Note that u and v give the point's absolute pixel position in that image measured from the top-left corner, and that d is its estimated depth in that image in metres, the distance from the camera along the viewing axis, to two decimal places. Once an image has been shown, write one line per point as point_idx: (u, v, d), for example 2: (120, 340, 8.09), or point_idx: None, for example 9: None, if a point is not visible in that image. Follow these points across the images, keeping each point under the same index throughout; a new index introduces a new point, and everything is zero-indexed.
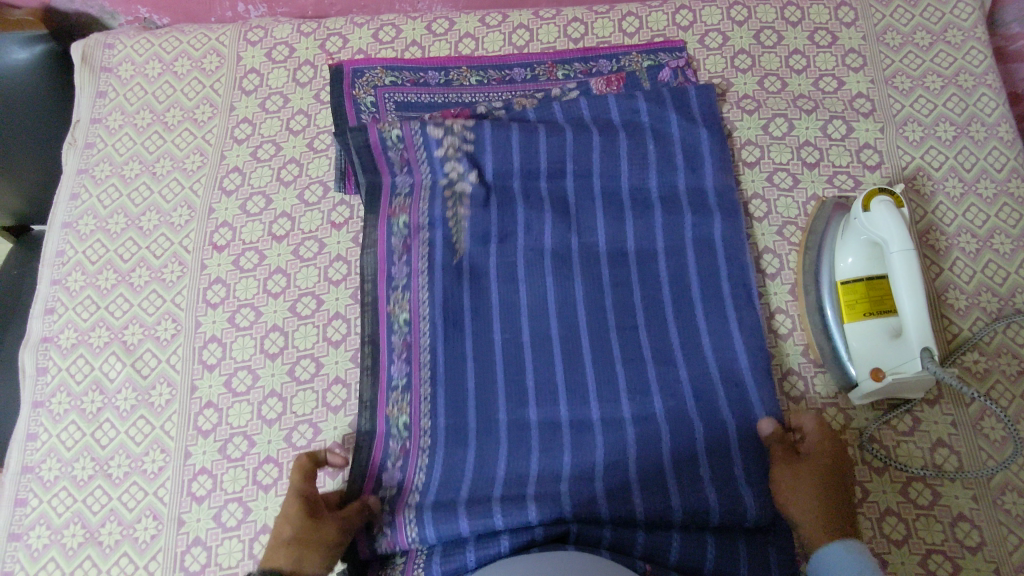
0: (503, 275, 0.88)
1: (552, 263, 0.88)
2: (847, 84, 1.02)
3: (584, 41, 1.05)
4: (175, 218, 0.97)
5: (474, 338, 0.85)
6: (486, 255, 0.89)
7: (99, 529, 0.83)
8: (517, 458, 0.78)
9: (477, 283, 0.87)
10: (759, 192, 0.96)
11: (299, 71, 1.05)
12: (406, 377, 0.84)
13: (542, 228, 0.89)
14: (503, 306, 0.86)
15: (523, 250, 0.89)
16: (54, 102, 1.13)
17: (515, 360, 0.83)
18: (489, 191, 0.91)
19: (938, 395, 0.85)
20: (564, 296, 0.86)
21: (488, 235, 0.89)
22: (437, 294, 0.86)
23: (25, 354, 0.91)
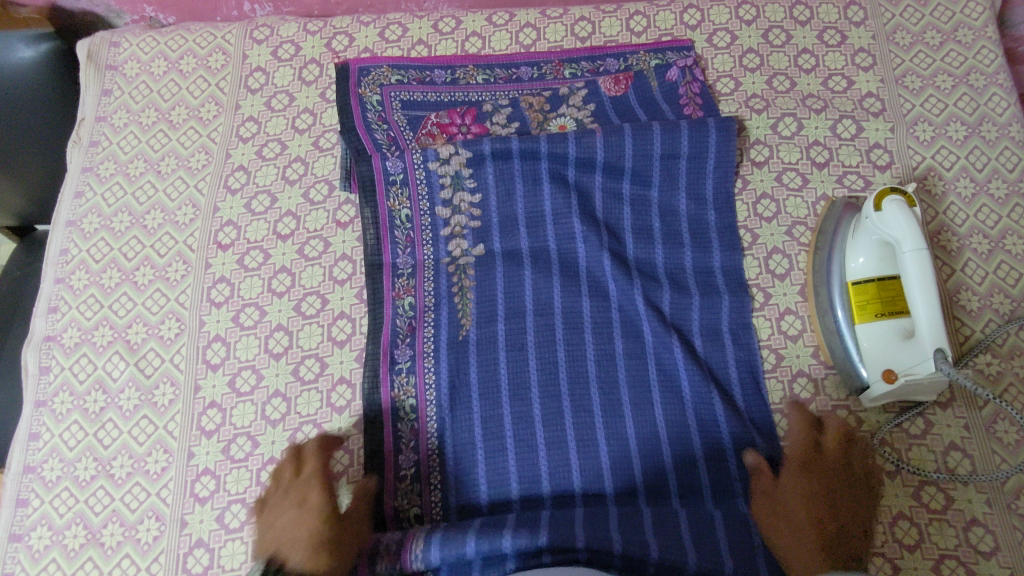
0: (512, 345, 0.86)
1: (562, 328, 0.86)
2: (856, 83, 1.01)
3: (591, 40, 1.05)
4: (179, 217, 0.96)
5: (484, 420, 0.83)
6: (494, 331, 0.86)
7: (101, 531, 0.82)
8: None
9: (485, 360, 0.85)
10: (769, 192, 0.95)
11: (304, 70, 1.05)
12: (414, 467, 0.81)
13: (553, 294, 0.88)
14: (512, 380, 0.84)
15: (533, 323, 0.87)
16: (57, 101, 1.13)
17: (523, 447, 0.81)
18: (496, 259, 0.90)
19: (950, 398, 0.84)
20: (575, 363, 0.85)
21: (496, 310, 0.87)
22: (443, 376, 0.85)
23: (28, 353, 0.91)
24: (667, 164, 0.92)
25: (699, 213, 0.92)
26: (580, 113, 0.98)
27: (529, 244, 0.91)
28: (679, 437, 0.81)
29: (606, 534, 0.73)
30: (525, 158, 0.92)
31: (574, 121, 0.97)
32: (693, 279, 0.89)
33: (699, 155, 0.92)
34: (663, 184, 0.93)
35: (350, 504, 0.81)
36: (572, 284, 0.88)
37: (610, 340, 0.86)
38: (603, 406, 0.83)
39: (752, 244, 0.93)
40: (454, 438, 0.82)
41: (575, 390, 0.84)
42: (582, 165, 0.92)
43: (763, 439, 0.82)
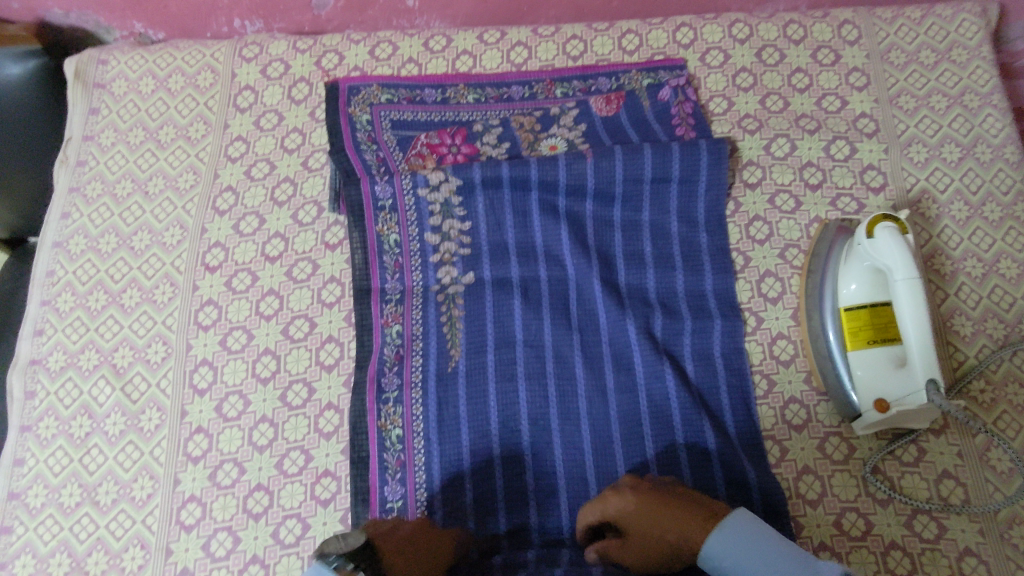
0: (501, 376, 0.85)
1: (552, 361, 0.86)
2: (850, 103, 1.00)
3: (583, 59, 1.04)
4: (167, 238, 0.96)
5: (473, 454, 0.82)
6: (483, 362, 0.86)
7: (85, 559, 0.81)
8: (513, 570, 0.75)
9: (474, 392, 0.84)
10: (762, 214, 0.94)
11: (294, 88, 1.04)
12: (401, 500, 0.81)
13: (542, 325, 0.87)
14: (501, 410, 0.83)
15: (522, 354, 0.86)
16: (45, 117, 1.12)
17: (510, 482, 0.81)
18: (486, 287, 0.90)
19: (943, 425, 0.83)
20: (565, 394, 0.84)
21: (485, 341, 0.87)
22: (431, 408, 0.84)
23: (13, 377, 0.90)
24: (658, 187, 0.92)
25: (690, 235, 0.91)
26: (572, 133, 0.97)
27: (519, 272, 0.90)
28: (669, 466, 0.81)
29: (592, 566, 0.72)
30: (515, 187, 0.92)
31: (565, 142, 0.97)
32: (686, 303, 0.88)
33: (691, 178, 0.91)
34: (654, 208, 0.92)
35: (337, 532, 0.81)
36: (561, 309, 0.88)
37: (602, 370, 0.85)
38: (593, 439, 0.82)
39: (744, 267, 0.92)
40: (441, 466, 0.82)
41: (566, 417, 0.83)
42: (573, 193, 0.92)
43: (754, 467, 0.81)
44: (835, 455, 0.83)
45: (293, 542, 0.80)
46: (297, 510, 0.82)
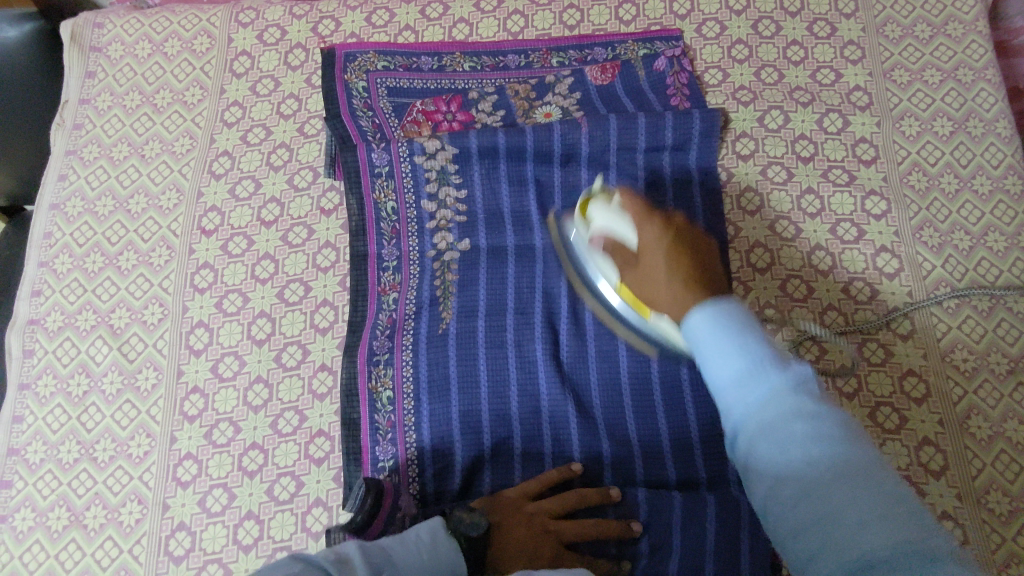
0: (490, 343, 0.86)
1: (540, 326, 0.86)
2: (845, 76, 1.01)
3: (580, 28, 1.04)
4: (163, 202, 0.96)
5: (462, 415, 0.83)
6: (474, 327, 0.87)
7: (84, 513, 0.83)
8: None
9: (464, 355, 0.85)
10: (753, 185, 0.96)
11: (290, 54, 1.04)
12: (392, 459, 0.82)
13: (532, 292, 0.88)
14: (492, 377, 0.84)
15: (511, 321, 0.87)
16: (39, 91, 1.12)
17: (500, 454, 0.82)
18: (480, 254, 0.91)
19: (926, 394, 0.85)
20: (553, 360, 0.85)
21: (476, 309, 0.88)
22: (422, 370, 0.85)
23: (12, 336, 0.91)
24: (651, 157, 0.94)
25: (686, 203, 0.93)
26: (567, 101, 0.97)
27: (513, 242, 0.91)
28: (650, 434, 0.81)
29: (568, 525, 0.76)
30: (511, 158, 0.93)
31: (560, 110, 0.97)
32: None
33: (682, 147, 0.94)
34: (649, 176, 0.93)
35: (330, 490, 0.82)
36: (550, 276, 0.88)
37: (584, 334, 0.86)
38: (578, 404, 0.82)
39: (734, 237, 0.93)
40: (430, 414, 0.84)
41: (550, 379, 0.84)
42: (568, 162, 0.93)
43: None
44: None
45: (287, 499, 0.82)
46: (291, 468, 0.83)
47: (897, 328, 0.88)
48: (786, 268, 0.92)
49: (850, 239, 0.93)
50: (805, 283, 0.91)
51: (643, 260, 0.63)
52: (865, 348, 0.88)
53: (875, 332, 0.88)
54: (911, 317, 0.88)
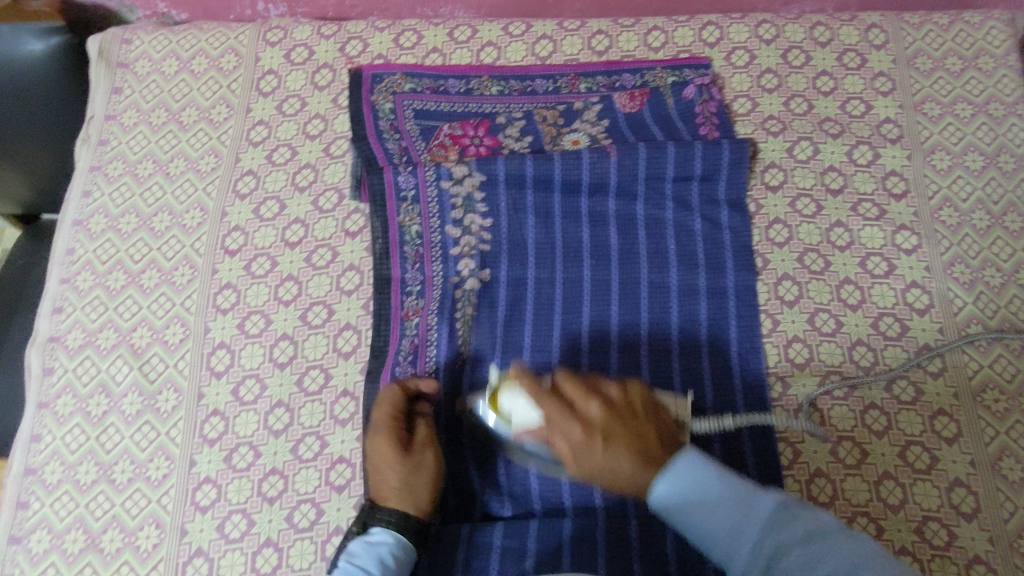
0: (509, 374, 0.85)
1: (560, 357, 0.86)
2: (875, 108, 1.00)
3: (609, 54, 1.04)
4: (187, 220, 0.96)
5: (483, 446, 0.83)
6: (493, 357, 0.86)
7: (101, 536, 0.82)
8: (511, 546, 0.77)
9: (483, 386, 0.84)
10: (782, 217, 0.95)
11: (317, 74, 1.04)
12: None
13: (553, 324, 0.88)
14: None
15: (530, 355, 0.86)
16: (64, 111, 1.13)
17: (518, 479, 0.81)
18: (501, 285, 0.90)
19: (957, 434, 0.84)
20: None
21: (495, 340, 0.87)
22: (444, 399, 0.84)
23: (32, 354, 0.90)
24: (679, 185, 0.93)
25: (714, 233, 0.92)
26: (594, 128, 0.97)
27: (535, 274, 0.90)
28: None
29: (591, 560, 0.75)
30: (537, 186, 0.93)
31: (587, 136, 0.96)
32: (706, 301, 0.89)
33: (711, 176, 0.93)
34: (677, 205, 0.93)
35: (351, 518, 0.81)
36: (574, 308, 0.88)
37: (607, 370, 0.86)
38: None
39: (762, 269, 0.92)
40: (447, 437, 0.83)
41: None
42: (595, 190, 0.93)
43: (759, 470, 0.82)
44: (848, 459, 0.84)
45: (307, 527, 0.81)
46: (312, 495, 0.82)
47: (928, 366, 0.87)
48: (815, 301, 0.91)
49: (879, 273, 0.92)
50: (834, 317, 0.90)
51: (597, 452, 0.64)
52: (895, 386, 0.86)
53: (905, 368, 0.87)
54: (942, 354, 0.87)
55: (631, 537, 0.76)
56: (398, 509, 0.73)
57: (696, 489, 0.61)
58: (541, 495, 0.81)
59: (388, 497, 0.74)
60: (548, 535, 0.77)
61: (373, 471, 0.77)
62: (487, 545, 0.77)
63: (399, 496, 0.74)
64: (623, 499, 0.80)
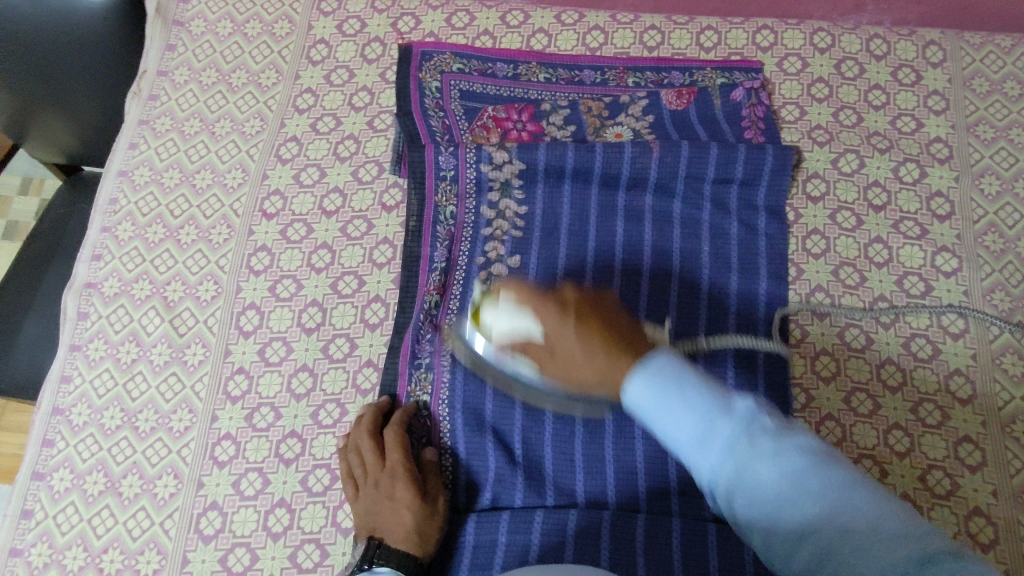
0: None
1: None
2: (926, 126, 0.98)
3: (659, 50, 1.03)
4: (228, 180, 0.97)
5: (497, 434, 0.82)
6: None
7: (120, 481, 0.83)
8: (519, 529, 0.77)
9: None
10: (820, 228, 0.93)
11: (367, 47, 1.04)
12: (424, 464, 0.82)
13: None
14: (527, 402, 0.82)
15: None
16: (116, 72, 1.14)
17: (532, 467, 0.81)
18: (530, 274, 0.89)
19: (981, 462, 0.82)
20: None
21: None
22: (458, 382, 0.83)
23: (68, 297, 0.92)
24: (719, 187, 0.92)
25: (749, 238, 0.91)
26: (638, 123, 0.96)
27: (565, 265, 0.90)
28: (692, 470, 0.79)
29: (597, 550, 0.75)
30: (576, 178, 0.92)
31: (630, 131, 0.96)
32: (736, 305, 0.88)
33: (752, 180, 0.92)
34: (714, 207, 0.92)
35: None
36: None
37: None
38: (615, 434, 0.80)
39: (796, 278, 0.91)
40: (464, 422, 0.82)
41: None
42: (633, 185, 0.92)
43: None
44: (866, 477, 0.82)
45: (320, 491, 0.82)
46: (327, 461, 0.83)
47: (957, 392, 0.85)
48: (846, 316, 0.89)
49: (916, 293, 0.90)
50: (865, 333, 0.89)
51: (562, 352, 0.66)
52: (921, 408, 0.85)
53: (933, 392, 0.85)
54: (972, 381, 0.86)
55: (638, 533, 0.76)
56: (401, 550, 0.73)
57: (674, 381, 0.60)
58: (554, 483, 0.80)
59: (397, 539, 0.74)
60: (556, 522, 0.77)
61: (377, 515, 0.76)
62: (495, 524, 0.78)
63: (409, 537, 0.74)
64: (636, 493, 0.79)
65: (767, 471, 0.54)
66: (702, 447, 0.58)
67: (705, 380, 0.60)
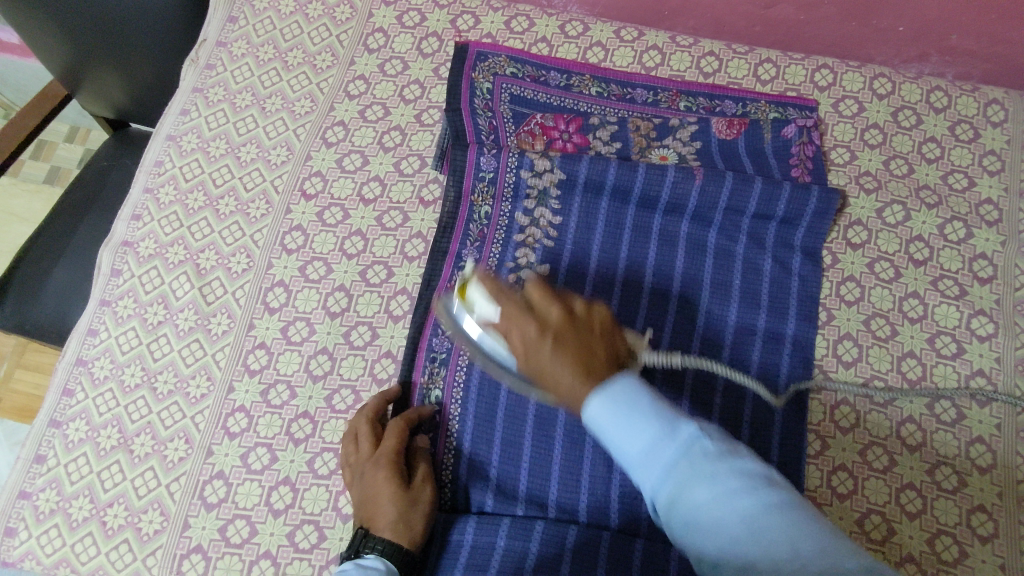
0: None
1: None
2: (978, 186, 0.96)
3: (715, 77, 1.02)
4: (272, 157, 0.98)
5: (503, 445, 0.82)
6: None
7: (133, 439, 0.85)
8: (517, 537, 0.77)
9: None
10: (856, 276, 0.92)
11: (424, 41, 1.05)
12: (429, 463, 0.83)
13: None
14: (539, 417, 0.83)
15: None
16: (173, 45, 1.17)
17: (535, 479, 0.81)
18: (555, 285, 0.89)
19: (993, 535, 0.80)
20: None
21: None
22: (472, 383, 0.84)
23: (105, 252, 0.94)
24: (758, 223, 0.91)
25: (782, 278, 0.90)
26: (685, 148, 0.95)
27: (593, 282, 0.89)
28: None
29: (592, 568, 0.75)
30: (615, 198, 0.92)
31: (676, 155, 0.95)
32: (761, 343, 0.88)
33: (793, 220, 0.91)
34: (751, 242, 0.91)
35: None
36: (627, 324, 0.87)
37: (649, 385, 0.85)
38: None
39: (825, 323, 0.90)
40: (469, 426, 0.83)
41: None
42: (671, 211, 0.92)
43: None
44: (873, 534, 0.81)
45: (325, 475, 0.82)
46: (335, 446, 0.84)
47: (976, 460, 0.83)
48: (873, 368, 0.88)
49: (946, 354, 0.88)
50: (890, 387, 0.87)
51: (539, 362, 0.62)
52: (938, 471, 0.83)
53: (952, 457, 0.84)
54: (993, 451, 0.84)
55: (635, 558, 0.75)
56: (387, 539, 0.71)
57: (627, 405, 0.55)
58: (557, 497, 0.80)
59: (382, 527, 0.72)
60: (553, 538, 0.77)
61: (361, 500, 0.75)
62: (492, 524, 0.78)
63: (395, 529, 0.72)
64: (638, 518, 0.79)
65: (698, 492, 0.50)
66: (652, 454, 0.53)
67: (660, 402, 0.56)
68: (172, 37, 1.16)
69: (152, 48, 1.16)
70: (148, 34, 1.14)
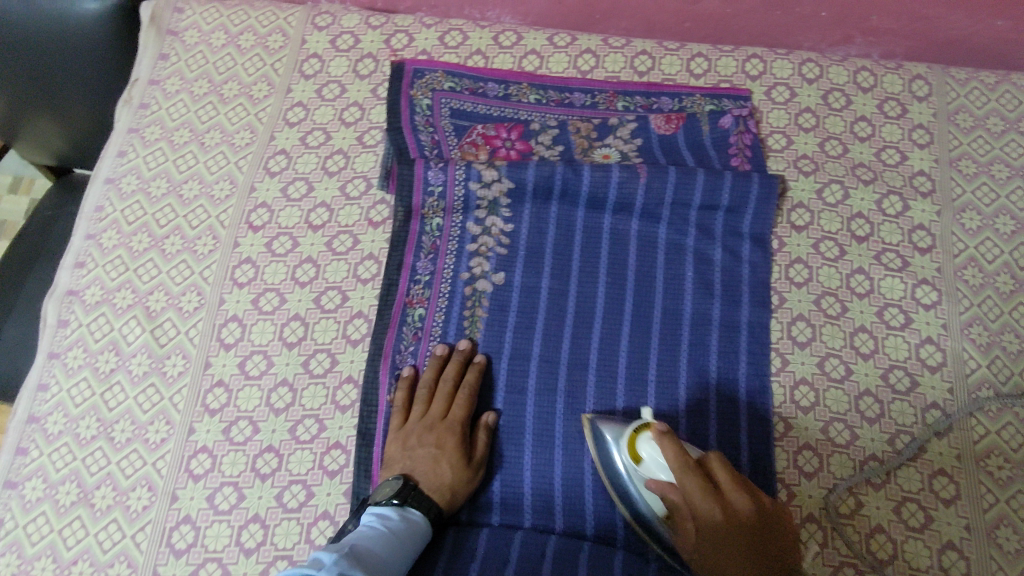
0: (511, 388, 0.85)
1: (565, 377, 0.85)
2: (910, 159, 0.99)
3: (649, 75, 1.04)
4: (216, 192, 0.97)
5: None
6: (496, 369, 0.86)
7: (93, 492, 0.83)
8: (494, 549, 0.77)
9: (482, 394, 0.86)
10: (803, 257, 0.94)
11: (360, 63, 1.05)
12: None
13: (562, 342, 0.87)
14: (509, 427, 0.84)
15: (535, 368, 0.86)
16: (103, 88, 1.15)
17: (509, 487, 0.82)
18: (512, 292, 0.89)
19: (956, 496, 0.82)
20: (573, 411, 0.84)
21: (500, 353, 0.87)
22: None
23: (49, 304, 0.92)
24: (705, 213, 0.93)
25: (733, 266, 0.92)
26: (627, 146, 0.97)
27: (549, 284, 0.90)
28: None
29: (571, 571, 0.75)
30: (563, 202, 0.93)
31: (618, 153, 0.96)
32: (718, 331, 0.89)
33: (738, 208, 0.93)
34: (699, 233, 0.93)
35: (339, 505, 0.81)
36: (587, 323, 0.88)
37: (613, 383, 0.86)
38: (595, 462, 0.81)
39: (778, 306, 0.92)
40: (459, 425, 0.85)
41: (571, 434, 0.83)
42: (619, 209, 0.93)
43: None
44: (841, 509, 0.83)
45: (295, 508, 0.81)
46: (303, 477, 0.83)
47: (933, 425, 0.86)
48: (827, 345, 0.90)
49: (895, 325, 0.91)
50: (845, 363, 0.89)
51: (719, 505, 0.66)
52: (898, 441, 0.85)
53: (910, 425, 0.86)
54: (948, 414, 0.86)
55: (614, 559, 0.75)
56: (431, 500, 0.77)
57: None
58: (531, 501, 0.81)
59: (431, 489, 0.78)
60: (531, 548, 0.77)
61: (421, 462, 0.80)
62: (467, 538, 0.78)
63: (438, 491, 0.78)
64: (613, 518, 0.80)
65: None
66: None
67: None
68: (100, 82, 1.13)
69: (82, 93, 1.14)
70: (76, 79, 1.11)
